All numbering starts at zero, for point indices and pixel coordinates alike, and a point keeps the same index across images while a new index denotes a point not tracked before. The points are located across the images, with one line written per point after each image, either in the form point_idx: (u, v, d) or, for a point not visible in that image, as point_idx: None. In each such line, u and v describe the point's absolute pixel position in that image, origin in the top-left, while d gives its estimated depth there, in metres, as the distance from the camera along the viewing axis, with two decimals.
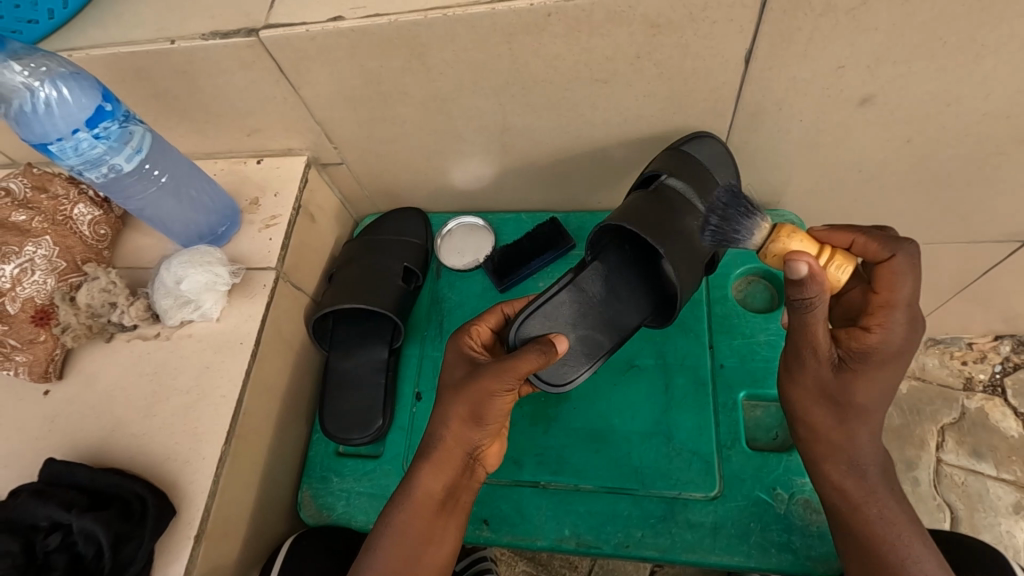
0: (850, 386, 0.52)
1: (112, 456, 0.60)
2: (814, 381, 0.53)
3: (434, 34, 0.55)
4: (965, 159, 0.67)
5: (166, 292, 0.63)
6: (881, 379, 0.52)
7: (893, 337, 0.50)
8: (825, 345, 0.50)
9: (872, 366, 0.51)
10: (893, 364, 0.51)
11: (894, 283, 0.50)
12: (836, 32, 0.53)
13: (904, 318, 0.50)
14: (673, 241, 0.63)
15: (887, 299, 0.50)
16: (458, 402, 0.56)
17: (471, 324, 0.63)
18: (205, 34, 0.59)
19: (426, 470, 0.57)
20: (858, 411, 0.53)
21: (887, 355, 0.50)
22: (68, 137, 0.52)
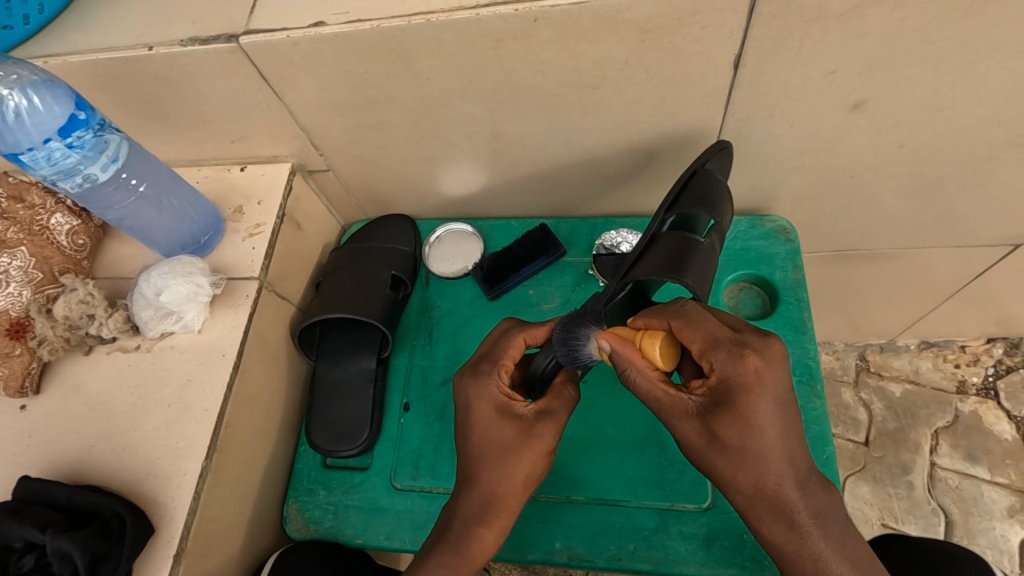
0: (717, 430, 0.48)
1: (90, 473, 0.58)
2: (690, 435, 0.50)
3: (419, 40, 0.54)
4: (958, 164, 0.66)
5: (145, 304, 0.61)
6: (759, 418, 0.47)
7: (733, 371, 0.47)
8: (662, 395, 0.49)
9: (733, 408, 0.47)
10: (768, 388, 0.47)
11: (691, 331, 0.48)
12: (828, 38, 0.52)
13: (733, 350, 0.48)
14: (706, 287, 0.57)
15: (698, 348, 0.48)
16: (509, 461, 0.54)
17: (500, 370, 0.56)
18: (185, 40, 0.57)
19: (485, 531, 0.54)
20: (740, 454, 0.48)
21: (747, 383, 0.47)
22: (41, 147, 0.50)
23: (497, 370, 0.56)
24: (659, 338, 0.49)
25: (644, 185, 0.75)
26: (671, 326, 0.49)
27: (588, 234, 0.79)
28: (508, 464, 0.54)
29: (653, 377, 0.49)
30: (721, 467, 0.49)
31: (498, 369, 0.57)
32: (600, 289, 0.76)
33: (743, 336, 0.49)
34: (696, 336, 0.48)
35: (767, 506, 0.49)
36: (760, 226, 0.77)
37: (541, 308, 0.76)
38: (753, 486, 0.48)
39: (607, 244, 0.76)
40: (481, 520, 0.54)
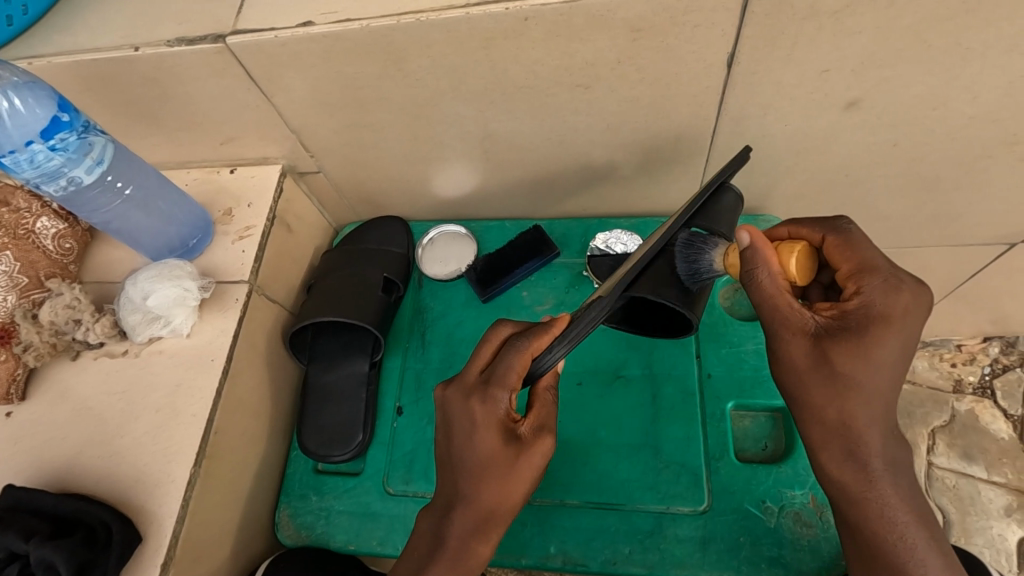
0: (832, 354, 0.47)
1: (77, 480, 0.57)
2: (796, 354, 0.48)
3: (409, 39, 0.54)
4: (954, 162, 0.66)
5: (133, 308, 0.61)
6: (887, 354, 0.46)
7: (884, 300, 0.47)
8: (785, 303, 0.48)
9: (863, 334, 0.47)
10: (903, 328, 0.47)
11: (847, 250, 0.50)
12: (821, 36, 0.51)
13: (888, 282, 0.48)
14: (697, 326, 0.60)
15: (851, 270, 0.50)
16: (510, 483, 0.51)
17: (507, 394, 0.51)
18: (171, 41, 0.57)
19: (482, 546, 0.52)
20: (848, 384, 0.47)
21: (891, 317, 0.46)
22: (22, 150, 0.49)
23: (505, 394, 0.51)
24: (798, 247, 0.49)
25: (638, 185, 0.74)
26: (828, 238, 0.51)
27: (582, 235, 0.78)
28: (509, 484, 0.51)
29: (783, 292, 0.48)
30: (816, 391, 0.48)
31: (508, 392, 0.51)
32: (594, 290, 0.75)
33: (901, 273, 0.49)
34: (867, 251, 0.49)
35: (847, 448, 0.48)
36: (756, 226, 0.77)
37: (534, 309, 0.75)
38: (840, 418, 0.47)
39: (602, 245, 0.75)
40: (478, 536, 0.52)
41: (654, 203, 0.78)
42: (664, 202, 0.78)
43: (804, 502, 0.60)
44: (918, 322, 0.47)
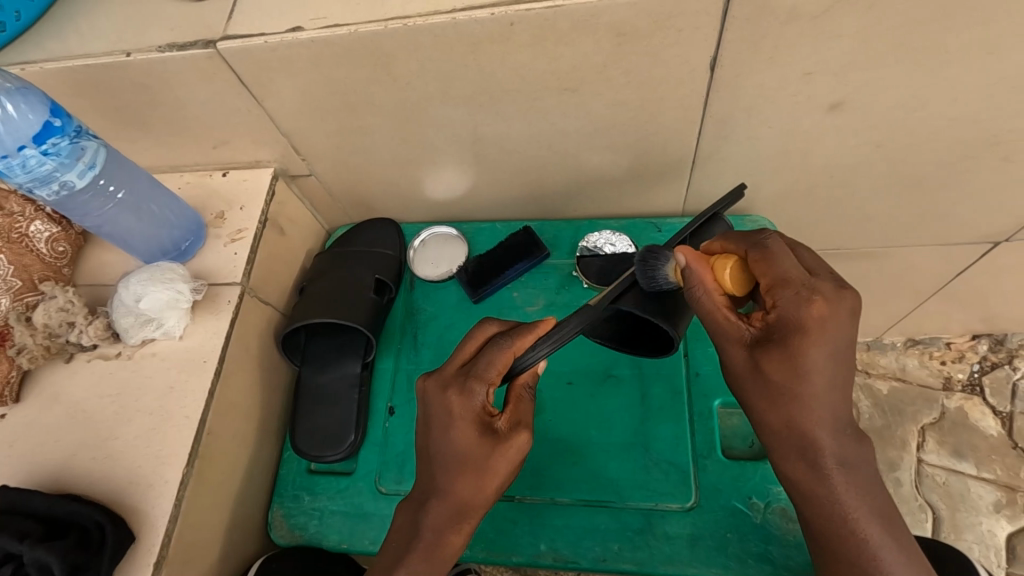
0: (763, 365, 0.48)
1: (71, 481, 0.58)
2: (735, 362, 0.50)
3: (397, 44, 0.54)
4: (935, 162, 0.67)
5: (126, 311, 0.61)
6: (812, 361, 0.47)
7: (794, 312, 0.47)
8: (724, 319, 0.49)
9: (784, 345, 0.47)
10: (824, 338, 0.47)
11: (765, 265, 0.49)
12: (801, 39, 0.52)
13: (802, 294, 0.47)
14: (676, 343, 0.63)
15: (770, 281, 0.49)
16: (485, 475, 0.52)
17: (486, 385, 0.52)
18: (163, 47, 0.57)
19: (456, 537, 0.53)
20: (779, 392, 0.48)
21: (808, 327, 0.47)
22: (14, 155, 0.50)
23: (483, 387, 0.52)
24: (732, 259, 0.50)
25: (626, 186, 0.75)
26: (750, 254, 0.50)
27: (572, 236, 0.79)
28: (483, 476, 0.52)
29: (718, 301, 0.50)
30: (754, 395, 0.49)
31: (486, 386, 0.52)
32: (584, 290, 0.76)
33: (816, 282, 0.48)
34: (781, 267, 0.48)
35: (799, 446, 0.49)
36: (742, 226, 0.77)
37: (525, 310, 0.76)
38: (784, 421, 0.49)
39: (591, 245, 0.76)
40: (450, 526, 0.53)
41: (643, 204, 0.79)
42: (653, 203, 0.79)
43: None
44: (847, 329, 0.47)
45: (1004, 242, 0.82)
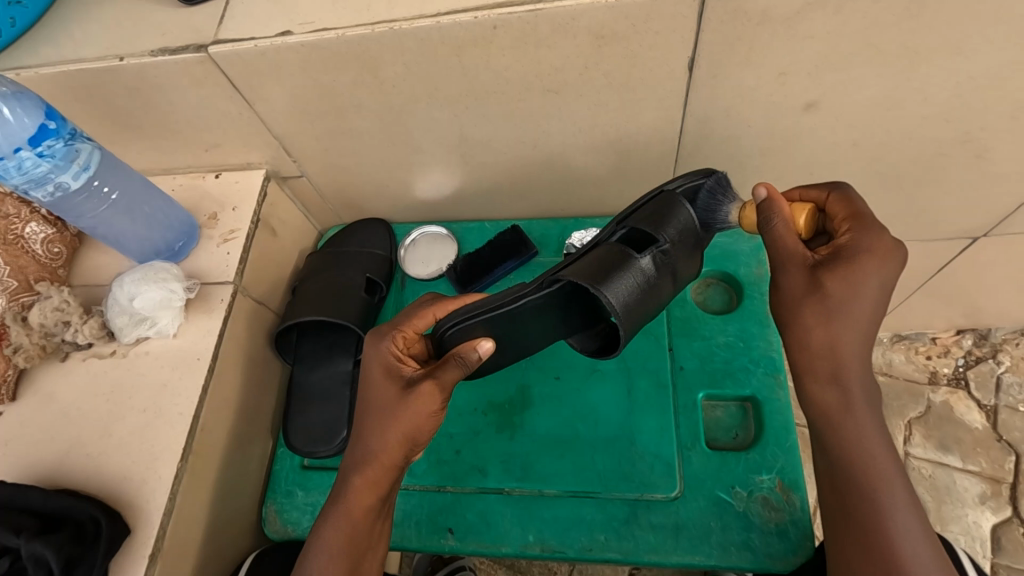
0: (824, 282, 0.49)
1: (66, 478, 0.59)
2: (794, 283, 0.51)
3: (383, 48, 0.56)
4: (911, 159, 0.69)
5: (120, 310, 0.62)
6: (867, 282, 0.48)
7: (863, 240, 0.49)
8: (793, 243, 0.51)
9: (850, 265, 0.49)
10: (881, 263, 0.49)
11: (845, 203, 0.53)
12: (774, 40, 0.54)
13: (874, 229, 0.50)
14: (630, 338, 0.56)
15: (851, 214, 0.52)
16: (387, 420, 0.53)
17: (396, 329, 0.58)
18: (155, 51, 0.59)
19: (358, 484, 0.53)
20: (833, 309, 0.49)
21: (875, 253, 0.49)
22: (11, 157, 0.51)
23: (393, 334, 0.58)
24: (808, 206, 0.53)
25: (612, 185, 0.77)
26: (830, 195, 0.54)
27: (560, 235, 0.81)
28: (385, 420, 0.53)
29: (791, 232, 0.51)
30: (808, 315, 0.50)
31: (396, 335, 0.58)
32: None
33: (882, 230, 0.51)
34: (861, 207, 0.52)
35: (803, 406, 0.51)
36: None
37: None
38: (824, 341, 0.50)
39: (578, 243, 0.78)
40: (359, 472, 0.54)
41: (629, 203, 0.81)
42: None
43: (771, 487, 0.63)
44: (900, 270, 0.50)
45: (983, 237, 0.84)
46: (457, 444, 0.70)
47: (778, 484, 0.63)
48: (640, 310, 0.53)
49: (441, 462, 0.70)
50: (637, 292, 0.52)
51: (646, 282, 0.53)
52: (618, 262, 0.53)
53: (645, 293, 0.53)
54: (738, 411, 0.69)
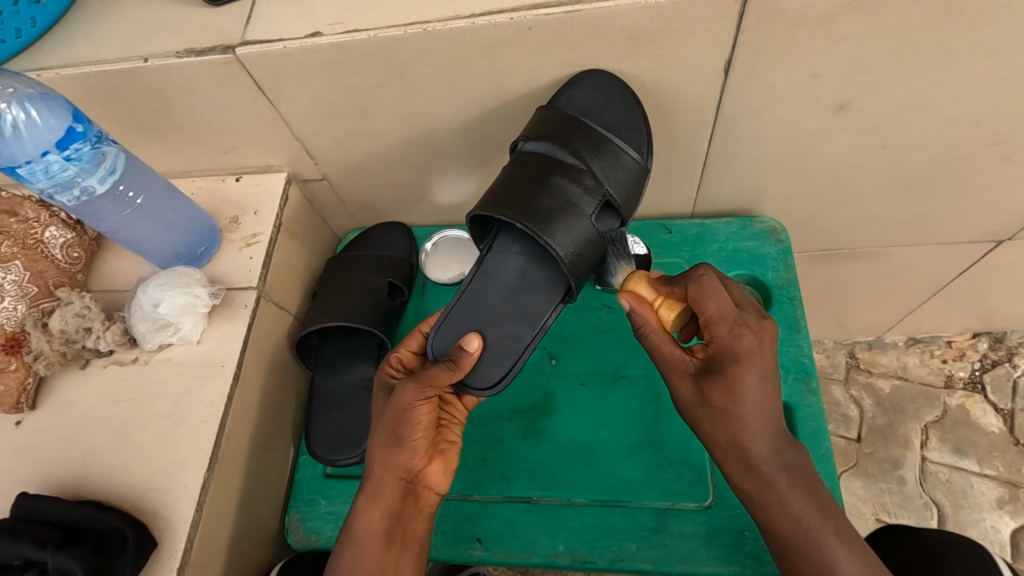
0: (707, 392, 0.52)
1: (89, 488, 0.57)
2: (683, 391, 0.54)
3: (414, 49, 0.55)
4: (940, 162, 0.68)
5: (143, 316, 0.61)
6: (752, 385, 0.50)
7: (729, 343, 0.51)
8: (667, 350, 0.54)
9: (722, 371, 0.51)
10: (757, 360, 0.51)
11: (701, 300, 0.53)
12: (812, 42, 0.53)
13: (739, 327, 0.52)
14: (558, 234, 0.59)
15: (708, 316, 0.53)
16: (378, 433, 0.56)
17: (393, 351, 0.63)
18: (180, 52, 0.58)
19: (367, 512, 0.55)
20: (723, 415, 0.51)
21: (740, 355, 0.51)
22: (38, 160, 0.50)
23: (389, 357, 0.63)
24: (678, 305, 0.55)
25: None
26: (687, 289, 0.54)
27: None
28: (376, 433, 0.57)
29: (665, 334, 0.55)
30: (703, 422, 0.53)
31: (390, 357, 0.63)
32: (596, 291, 0.74)
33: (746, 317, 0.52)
34: (717, 302, 0.52)
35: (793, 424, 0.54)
36: (750, 227, 0.78)
37: None
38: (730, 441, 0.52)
39: None
40: (366, 497, 0.56)
41: (651, 206, 0.80)
42: (661, 205, 0.80)
43: None
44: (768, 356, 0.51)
45: (1006, 241, 0.84)
46: (483, 451, 0.69)
47: None
48: (537, 204, 0.60)
49: (466, 470, 0.69)
50: (523, 193, 0.60)
51: (532, 181, 0.60)
52: (505, 179, 0.62)
53: (534, 190, 0.60)
54: None
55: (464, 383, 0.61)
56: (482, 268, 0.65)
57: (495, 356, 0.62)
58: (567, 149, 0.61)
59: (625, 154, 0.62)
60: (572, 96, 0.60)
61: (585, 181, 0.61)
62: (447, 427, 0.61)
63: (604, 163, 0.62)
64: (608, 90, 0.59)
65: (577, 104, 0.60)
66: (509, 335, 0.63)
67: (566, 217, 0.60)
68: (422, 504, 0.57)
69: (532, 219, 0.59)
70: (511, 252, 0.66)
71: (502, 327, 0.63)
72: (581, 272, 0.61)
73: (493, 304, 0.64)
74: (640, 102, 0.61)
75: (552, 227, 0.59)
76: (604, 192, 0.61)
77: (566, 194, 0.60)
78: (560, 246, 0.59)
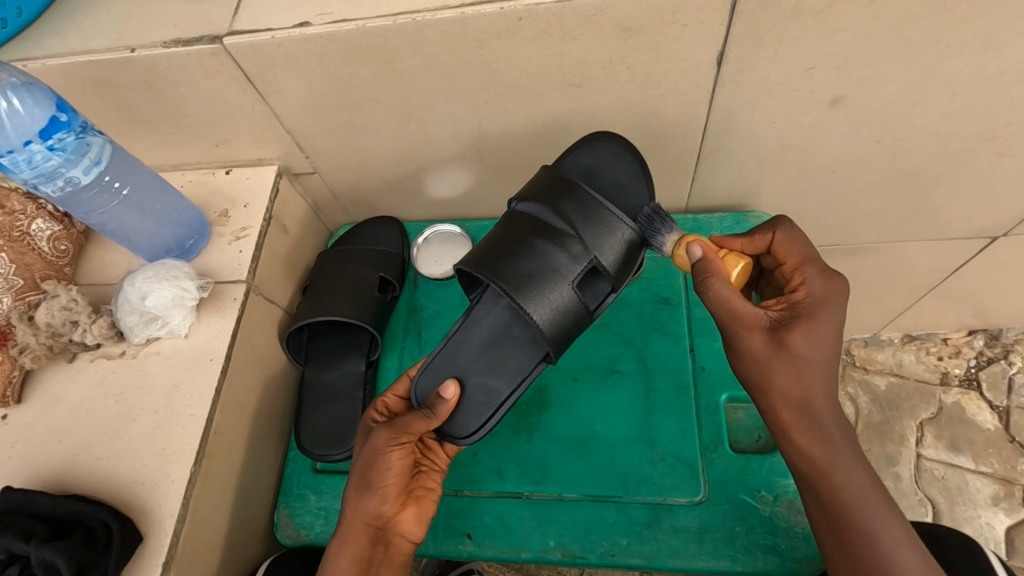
0: (789, 338, 0.51)
1: (75, 482, 0.57)
2: (756, 344, 0.53)
3: (404, 39, 0.54)
4: (933, 155, 0.67)
5: (130, 309, 0.60)
6: (828, 332, 0.52)
7: (820, 287, 0.54)
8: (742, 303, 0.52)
9: (810, 319, 0.52)
10: (835, 313, 0.53)
11: (788, 247, 0.56)
12: (805, 34, 0.53)
13: (824, 275, 0.54)
14: (530, 296, 0.60)
15: (794, 263, 0.56)
16: (354, 476, 0.56)
17: (379, 396, 0.63)
18: (167, 42, 0.57)
19: (336, 556, 0.54)
20: (803, 362, 0.51)
21: (824, 301, 0.53)
22: (21, 149, 0.49)
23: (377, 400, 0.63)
24: (743, 259, 0.56)
25: None
26: (774, 235, 0.57)
27: None
28: (352, 477, 0.56)
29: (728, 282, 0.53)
30: (780, 372, 0.52)
31: (377, 402, 0.63)
32: None
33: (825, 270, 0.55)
34: (796, 252, 0.55)
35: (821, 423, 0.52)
36: (745, 222, 0.77)
37: None
38: (803, 393, 0.52)
39: None
40: (337, 542, 0.55)
41: None
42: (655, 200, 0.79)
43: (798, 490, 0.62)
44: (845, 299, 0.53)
45: (1001, 237, 0.83)
46: (475, 447, 0.69)
47: None
48: (520, 269, 0.61)
49: (457, 464, 0.68)
50: (506, 252, 0.61)
51: (519, 244, 0.62)
52: (494, 237, 0.64)
53: (517, 250, 0.61)
54: None
55: (445, 431, 0.62)
56: (467, 317, 0.65)
57: (472, 409, 0.62)
58: (556, 212, 0.62)
59: (621, 223, 0.62)
60: (575, 155, 0.64)
61: (571, 249, 0.61)
62: (425, 473, 0.61)
63: (597, 229, 0.62)
64: (616, 155, 0.64)
65: (578, 168, 0.64)
66: (488, 389, 0.63)
67: (547, 284, 0.60)
68: (394, 550, 0.57)
69: (511, 282, 0.60)
70: (500, 305, 0.65)
71: (481, 379, 0.63)
72: (561, 341, 0.61)
73: (476, 352, 0.64)
74: (646, 170, 0.65)
75: (530, 292, 0.60)
76: (590, 260, 0.61)
77: (552, 259, 0.61)
78: (535, 311, 0.60)
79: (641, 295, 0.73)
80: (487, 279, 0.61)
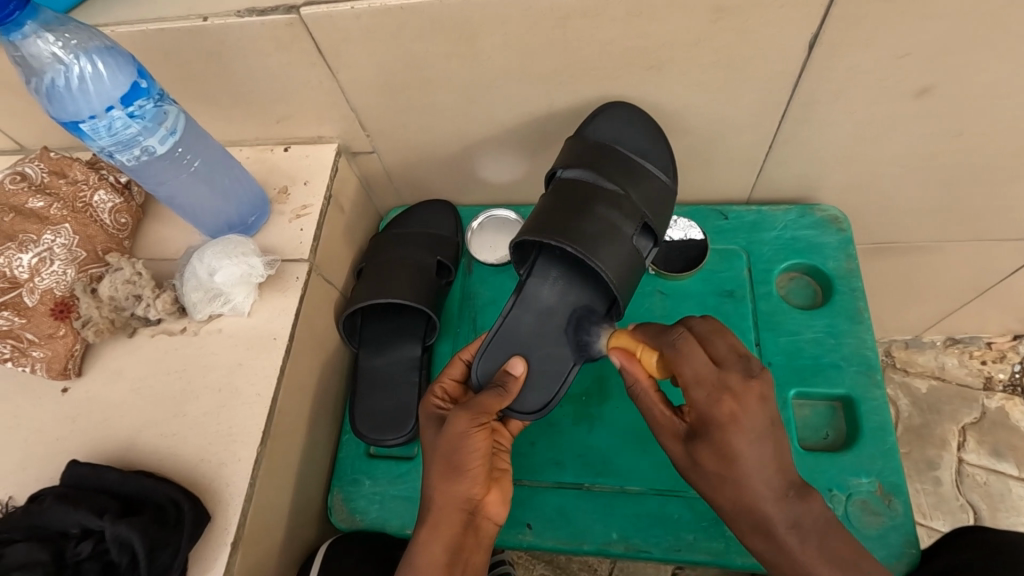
0: (698, 455, 0.49)
1: (138, 459, 0.56)
2: (678, 453, 0.52)
3: (486, 16, 0.53)
4: (1014, 150, 0.65)
5: (196, 285, 0.59)
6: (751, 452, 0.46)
7: (710, 411, 0.46)
8: (657, 414, 0.52)
9: (708, 440, 0.47)
10: (746, 432, 0.46)
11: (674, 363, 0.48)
12: (905, 18, 0.51)
13: (715, 394, 0.46)
14: (609, 261, 0.60)
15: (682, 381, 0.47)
16: (436, 461, 0.54)
17: (435, 381, 0.62)
18: (241, 11, 0.55)
19: (433, 542, 0.52)
20: (716, 479, 0.48)
21: (725, 423, 0.46)
22: (102, 115, 0.48)
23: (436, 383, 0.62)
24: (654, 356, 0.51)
25: (694, 171, 0.74)
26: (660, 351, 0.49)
27: None
28: (431, 462, 0.55)
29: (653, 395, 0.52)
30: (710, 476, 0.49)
31: (435, 385, 0.62)
32: (650, 276, 0.74)
33: (726, 377, 0.46)
34: (688, 364, 0.47)
35: None
36: (810, 215, 0.75)
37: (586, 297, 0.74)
38: (735, 504, 0.48)
39: None
40: (428, 528, 0.53)
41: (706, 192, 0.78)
42: (717, 190, 0.77)
43: (870, 490, 0.62)
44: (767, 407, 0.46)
45: None
46: (533, 437, 0.67)
47: (876, 488, 0.62)
48: (582, 229, 0.61)
49: (516, 454, 0.67)
50: (566, 215, 0.61)
51: (577, 207, 0.62)
52: (545, 208, 0.63)
53: (578, 212, 0.61)
54: (827, 410, 0.67)
55: (510, 409, 0.61)
56: (523, 293, 0.65)
57: (539, 385, 0.62)
58: (601, 175, 0.63)
59: (658, 181, 0.65)
60: (595, 126, 0.63)
61: (622, 205, 0.62)
62: (497, 455, 0.60)
63: (637, 186, 0.64)
64: (632, 121, 0.63)
65: (603, 135, 0.63)
66: (556, 360, 0.63)
67: (609, 242, 0.61)
68: (482, 534, 0.55)
69: (578, 242, 0.60)
70: (550, 277, 0.65)
71: (546, 351, 0.63)
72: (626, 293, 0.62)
73: (535, 329, 0.64)
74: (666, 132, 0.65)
75: (598, 249, 0.60)
76: (640, 216, 0.63)
77: (607, 218, 0.62)
78: (605, 265, 0.60)
79: (702, 288, 0.73)
80: (556, 241, 0.60)
